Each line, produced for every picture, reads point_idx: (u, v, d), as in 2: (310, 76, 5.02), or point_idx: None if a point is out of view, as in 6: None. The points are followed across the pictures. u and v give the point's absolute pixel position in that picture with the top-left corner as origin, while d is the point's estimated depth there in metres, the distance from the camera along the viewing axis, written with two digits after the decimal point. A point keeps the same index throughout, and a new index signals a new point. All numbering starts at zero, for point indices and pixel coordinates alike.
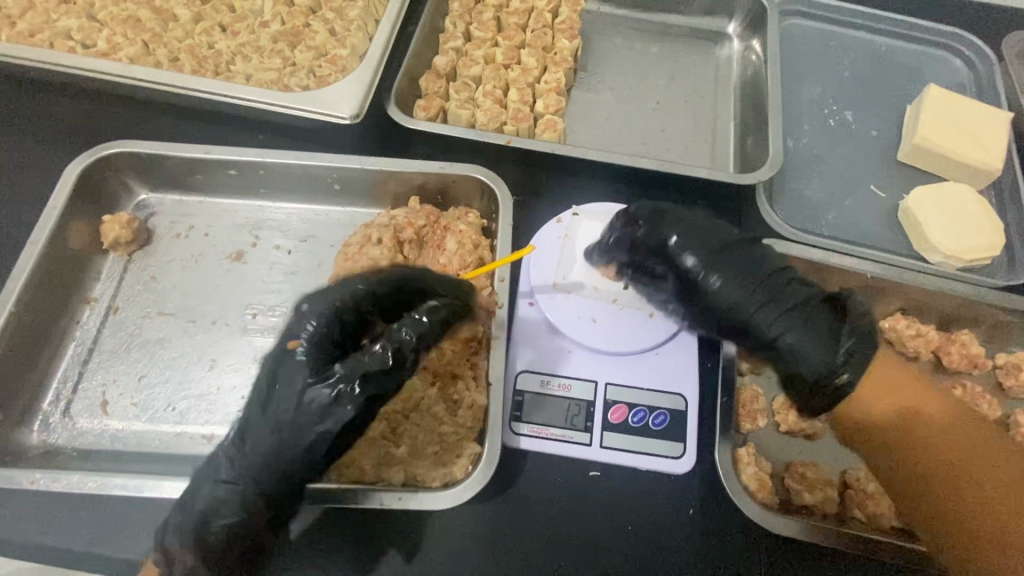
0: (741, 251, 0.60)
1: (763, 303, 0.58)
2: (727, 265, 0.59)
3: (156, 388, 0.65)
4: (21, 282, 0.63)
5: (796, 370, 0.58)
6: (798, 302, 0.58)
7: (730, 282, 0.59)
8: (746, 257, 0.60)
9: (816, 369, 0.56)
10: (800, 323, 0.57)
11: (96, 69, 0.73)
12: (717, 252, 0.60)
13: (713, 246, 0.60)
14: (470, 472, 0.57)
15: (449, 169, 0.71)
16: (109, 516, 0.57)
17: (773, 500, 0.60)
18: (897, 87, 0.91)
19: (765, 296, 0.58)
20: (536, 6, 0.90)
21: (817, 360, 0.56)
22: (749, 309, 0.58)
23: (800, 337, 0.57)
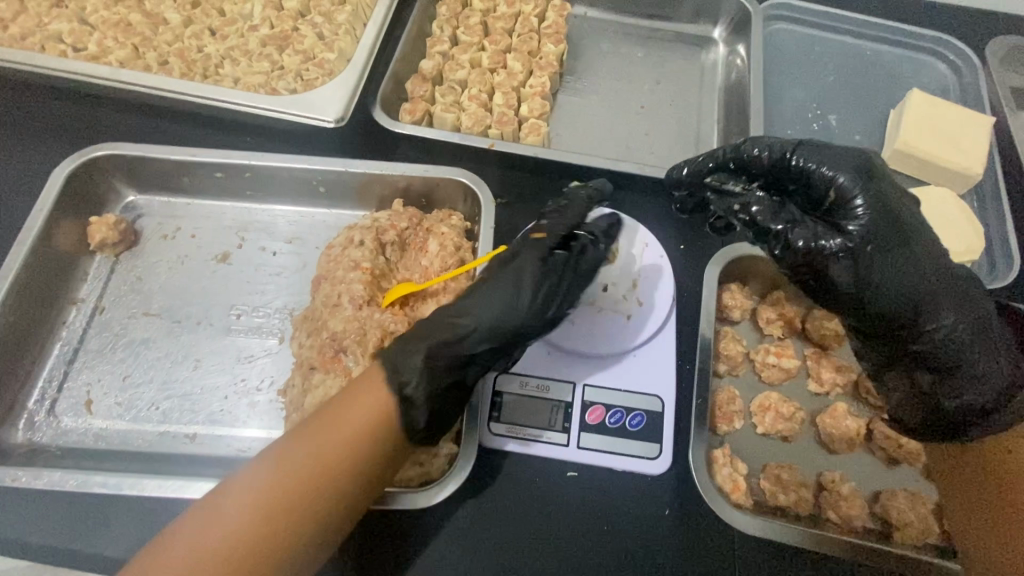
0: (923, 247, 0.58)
1: (931, 290, 0.56)
2: (894, 248, 0.57)
3: (141, 388, 0.66)
4: (7, 282, 0.64)
5: (969, 390, 0.55)
6: (974, 302, 0.56)
7: (896, 263, 0.57)
8: (924, 259, 0.57)
9: (983, 376, 0.55)
10: (968, 323, 0.55)
11: (90, 74, 0.76)
12: (884, 231, 0.57)
13: (889, 218, 0.58)
14: (447, 471, 0.60)
15: (432, 172, 0.72)
16: (89, 513, 0.57)
17: (747, 501, 0.60)
18: (881, 92, 0.92)
19: (931, 285, 0.56)
20: (523, 11, 0.91)
21: (989, 369, 0.55)
22: (910, 290, 0.56)
23: (968, 335, 0.55)
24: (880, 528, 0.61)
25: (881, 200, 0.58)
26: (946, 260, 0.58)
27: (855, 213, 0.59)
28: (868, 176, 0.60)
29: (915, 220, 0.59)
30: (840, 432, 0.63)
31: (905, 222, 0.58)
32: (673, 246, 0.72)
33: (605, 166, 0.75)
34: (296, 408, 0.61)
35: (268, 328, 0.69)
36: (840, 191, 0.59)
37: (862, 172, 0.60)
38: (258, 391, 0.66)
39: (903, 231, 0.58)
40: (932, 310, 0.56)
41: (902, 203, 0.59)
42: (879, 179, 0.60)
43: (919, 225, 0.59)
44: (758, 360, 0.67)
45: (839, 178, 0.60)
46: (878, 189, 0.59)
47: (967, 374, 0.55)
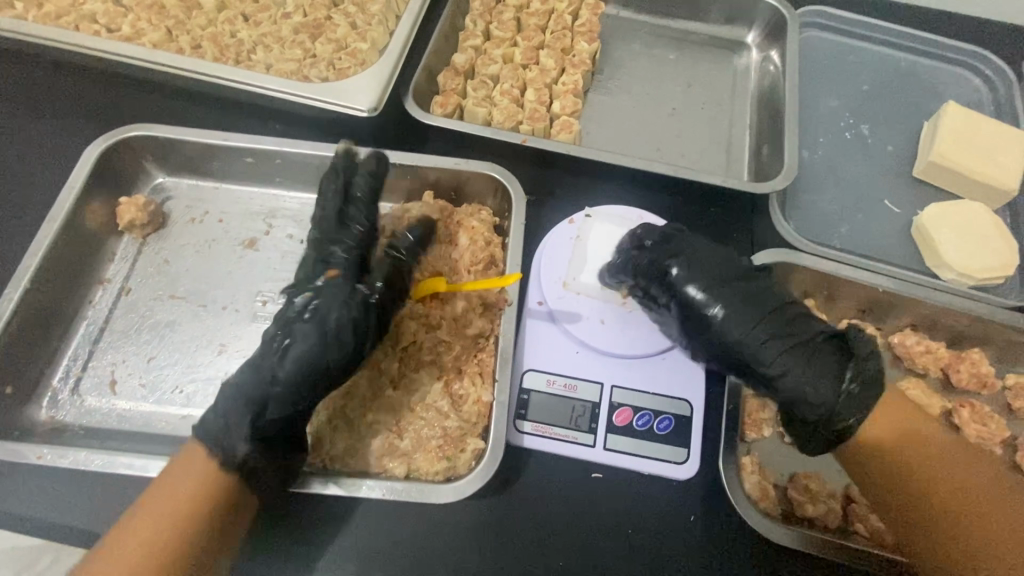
0: (752, 285, 0.60)
1: (760, 344, 0.57)
2: (737, 295, 0.59)
3: (165, 370, 0.65)
4: (39, 255, 0.64)
5: (811, 407, 0.55)
6: (801, 334, 0.57)
7: (736, 327, 0.57)
8: (753, 292, 0.59)
9: (818, 409, 0.54)
10: (797, 364, 0.56)
11: (119, 53, 0.74)
12: (718, 283, 0.59)
13: (713, 285, 0.59)
14: (473, 467, 0.56)
15: (463, 165, 0.71)
16: (118, 494, 0.58)
17: (774, 509, 0.59)
18: (915, 104, 0.91)
19: (763, 338, 0.57)
20: (557, 8, 0.90)
21: (821, 403, 0.54)
22: (748, 348, 0.57)
23: (801, 377, 0.55)
24: None
25: (699, 274, 0.60)
26: (774, 303, 0.59)
27: (681, 290, 0.60)
28: (675, 252, 0.62)
29: (740, 275, 0.61)
30: None
31: (730, 281, 0.60)
32: None
33: (639, 166, 0.72)
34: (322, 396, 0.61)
35: None
36: (664, 275, 0.61)
37: (678, 250, 0.62)
38: None
39: (732, 281, 0.60)
40: (768, 364, 0.56)
41: (728, 262, 0.61)
42: (697, 250, 0.62)
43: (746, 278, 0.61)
44: None
45: (667, 264, 0.61)
46: (696, 261, 0.61)
47: (810, 413, 0.55)
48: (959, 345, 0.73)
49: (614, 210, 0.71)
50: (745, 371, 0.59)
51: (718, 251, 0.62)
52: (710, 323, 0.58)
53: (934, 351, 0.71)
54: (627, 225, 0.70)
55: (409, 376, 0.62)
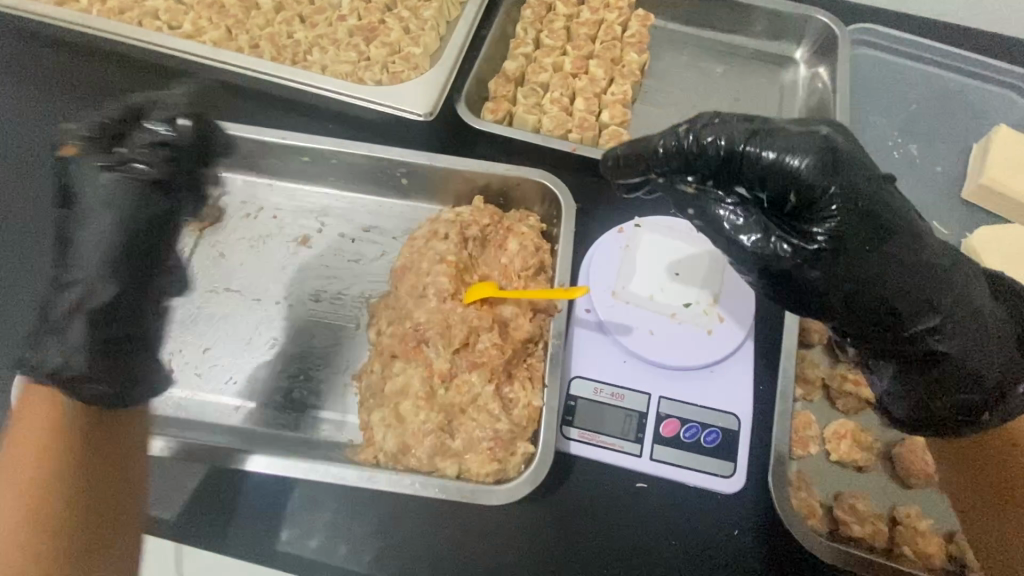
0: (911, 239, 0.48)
1: (942, 282, 0.48)
2: (873, 239, 0.48)
3: (221, 361, 0.67)
4: None
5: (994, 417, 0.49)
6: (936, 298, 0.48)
7: (868, 251, 0.47)
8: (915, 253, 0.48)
9: (995, 369, 0.48)
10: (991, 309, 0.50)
11: (190, 53, 0.77)
12: (864, 223, 0.47)
13: (884, 202, 0.48)
14: (524, 471, 0.58)
15: (515, 172, 0.72)
16: (178, 479, 0.60)
17: (819, 527, 0.60)
18: (964, 125, 0.90)
19: (922, 272, 0.48)
20: (607, 19, 0.91)
21: (993, 363, 0.48)
22: (910, 278, 0.48)
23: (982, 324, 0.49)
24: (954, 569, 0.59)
25: (875, 190, 0.48)
26: (899, 217, 0.48)
27: (834, 205, 0.47)
28: (838, 162, 0.48)
29: (891, 190, 0.49)
30: (919, 468, 0.62)
31: (880, 195, 0.48)
32: None
33: None
34: (374, 394, 0.62)
35: (345, 314, 0.70)
36: (851, 189, 0.47)
37: (847, 157, 0.48)
38: (333, 373, 0.67)
39: (871, 222, 0.47)
40: (931, 306, 0.48)
41: (864, 172, 0.48)
42: (852, 160, 0.48)
43: (882, 186, 0.48)
44: (835, 387, 0.66)
45: (808, 157, 0.47)
46: (850, 168, 0.48)
47: (981, 373, 0.48)
48: None
49: (663, 221, 0.72)
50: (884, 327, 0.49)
51: (870, 168, 0.49)
52: (808, 253, 0.48)
53: None
54: (676, 236, 0.71)
55: (461, 377, 0.60)
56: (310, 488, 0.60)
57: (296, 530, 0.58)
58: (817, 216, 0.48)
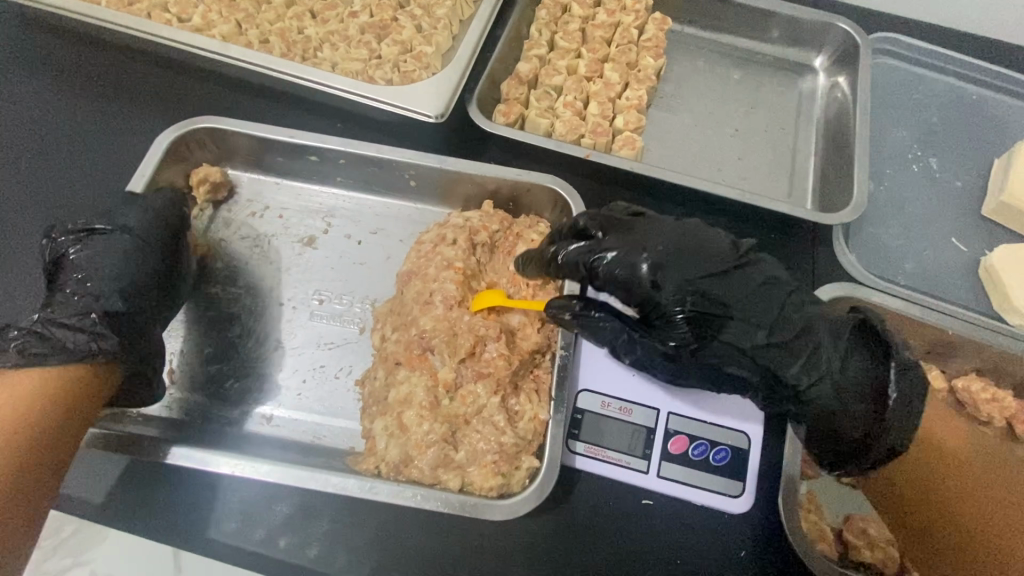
0: (749, 312, 0.52)
1: (793, 353, 0.53)
2: (721, 329, 0.52)
3: (221, 363, 0.66)
4: None
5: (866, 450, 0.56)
6: (795, 362, 0.53)
7: (720, 345, 0.52)
8: (764, 322, 0.52)
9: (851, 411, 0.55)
10: (840, 365, 0.55)
11: (198, 46, 0.75)
12: (706, 319, 0.52)
13: (733, 289, 0.52)
14: (528, 485, 0.57)
15: (525, 176, 0.70)
16: (177, 482, 0.59)
17: (830, 552, 0.58)
18: (984, 139, 0.88)
19: (778, 349, 0.53)
20: (623, 21, 0.89)
21: (850, 412, 0.55)
22: (765, 356, 0.53)
23: (830, 376, 0.55)
24: None
25: (702, 284, 0.52)
26: (749, 302, 0.53)
27: (677, 312, 0.51)
28: (663, 270, 0.51)
29: (732, 278, 0.53)
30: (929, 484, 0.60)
31: (710, 289, 0.52)
32: None
33: (702, 188, 0.71)
34: (376, 401, 0.61)
35: (349, 317, 0.69)
36: (678, 293, 0.51)
37: (671, 265, 0.52)
38: (336, 378, 0.66)
39: (709, 312, 0.52)
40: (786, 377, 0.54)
41: (687, 269, 0.52)
42: (672, 261, 0.52)
43: (713, 276, 0.52)
44: None
45: (637, 268, 0.51)
46: (676, 272, 0.52)
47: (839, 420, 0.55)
48: None
49: None
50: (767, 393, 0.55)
51: (696, 257, 0.53)
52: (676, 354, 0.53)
53: (1001, 400, 0.68)
54: None
55: (466, 388, 0.59)
56: (310, 497, 0.59)
57: (294, 539, 0.57)
58: (670, 322, 0.51)
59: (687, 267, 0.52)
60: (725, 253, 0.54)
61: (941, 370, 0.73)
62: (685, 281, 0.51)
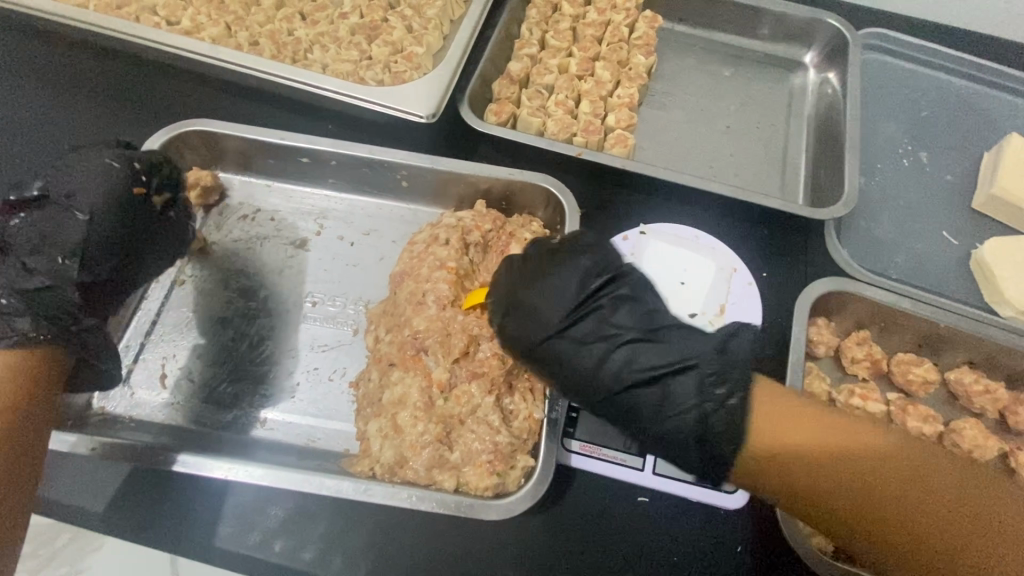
0: (575, 360, 0.54)
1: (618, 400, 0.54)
2: (551, 376, 0.55)
3: (215, 368, 0.66)
4: None
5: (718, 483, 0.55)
6: (617, 405, 0.54)
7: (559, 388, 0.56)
8: (587, 370, 0.54)
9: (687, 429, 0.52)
10: (679, 411, 0.52)
11: (187, 48, 0.74)
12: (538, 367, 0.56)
13: (569, 324, 0.54)
14: (524, 484, 0.56)
15: (518, 176, 0.70)
16: (168, 488, 0.58)
17: (827, 546, 0.58)
18: (975, 133, 0.88)
19: (593, 394, 0.54)
20: (613, 20, 0.89)
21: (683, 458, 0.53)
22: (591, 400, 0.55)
23: (653, 424, 0.53)
24: None
25: (533, 337, 0.55)
26: (583, 335, 0.54)
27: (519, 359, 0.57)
28: (504, 325, 0.56)
29: (558, 334, 0.54)
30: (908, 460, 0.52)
31: (536, 341, 0.55)
32: (756, 273, 0.74)
33: (694, 184, 0.71)
34: (371, 403, 0.61)
35: (342, 319, 0.69)
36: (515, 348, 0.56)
37: (529, 307, 0.55)
38: (330, 380, 0.65)
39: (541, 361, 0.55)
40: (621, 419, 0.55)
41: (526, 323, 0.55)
42: (514, 316, 0.56)
43: (545, 328, 0.54)
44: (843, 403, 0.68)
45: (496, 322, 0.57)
46: (518, 325, 0.55)
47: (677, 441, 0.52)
48: (1016, 386, 0.71)
49: (669, 229, 0.72)
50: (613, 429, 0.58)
51: (530, 311, 0.55)
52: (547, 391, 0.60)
53: (994, 392, 0.69)
54: (681, 244, 0.71)
55: (460, 388, 0.59)
56: (304, 499, 0.58)
57: (289, 542, 0.57)
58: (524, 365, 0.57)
59: (530, 318, 0.55)
60: (564, 283, 0.56)
61: (934, 364, 0.73)
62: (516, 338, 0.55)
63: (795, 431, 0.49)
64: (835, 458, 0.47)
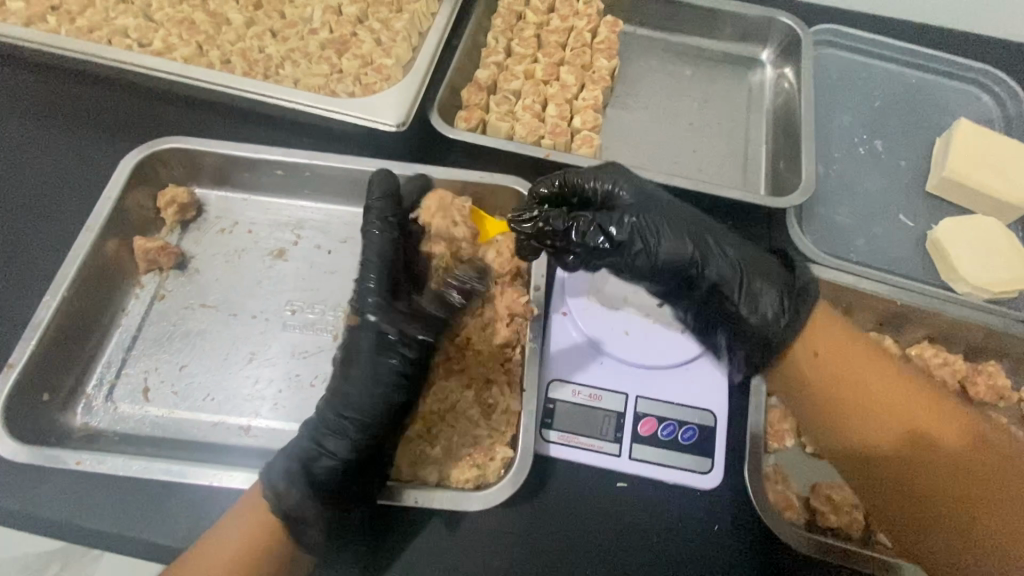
0: (672, 230, 0.63)
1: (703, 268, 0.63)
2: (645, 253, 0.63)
3: (197, 378, 0.67)
4: (95, 232, 0.68)
5: (773, 327, 0.64)
6: (710, 252, 0.64)
7: (649, 256, 0.63)
8: (669, 251, 0.63)
9: (767, 323, 0.64)
10: (751, 258, 0.66)
11: (157, 68, 0.76)
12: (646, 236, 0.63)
13: (681, 232, 0.63)
14: (503, 475, 0.58)
15: (488, 179, 0.72)
16: (151, 499, 0.59)
17: (798, 518, 0.61)
18: (926, 120, 0.92)
19: (694, 256, 0.63)
20: (576, 26, 0.92)
21: (759, 283, 0.64)
22: (672, 267, 0.63)
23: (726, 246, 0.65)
24: None
25: (648, 222, 0.63)
26: (690, 223, 0.65)
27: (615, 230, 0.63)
28: (630, 209, 0.63)
29: (659, 198, 0.65)
30: None
31: (644, 232, 0.62)
32: None
33: (658, 179, 0.74)
34: None
35: (322, 325, 0.70)
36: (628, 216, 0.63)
37: (647, 218, 0.63)
38: (311, 386, 0.67)
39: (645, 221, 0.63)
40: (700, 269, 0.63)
41: (651, 195, 0.65)
42: (643, 199, 0.64)
43: (658, 202, 0.64)
44: None
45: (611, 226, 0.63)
46: (636, 215, 0.63)
47: (756, 329, 0.64)
48: (974, 357, 0.74)
49: None
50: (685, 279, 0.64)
51: (646, 197, 0.64)
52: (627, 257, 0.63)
53: (953, 364, 0.72)
54: None
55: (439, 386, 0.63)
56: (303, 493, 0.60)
57: None
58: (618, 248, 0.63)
59: (656, 204, 0.64)
60: (685, 207, 0.67)
61: (896, 341, 0.76)
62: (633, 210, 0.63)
63: (840, 360, 0.62)
64: (852, 382, 0.61)
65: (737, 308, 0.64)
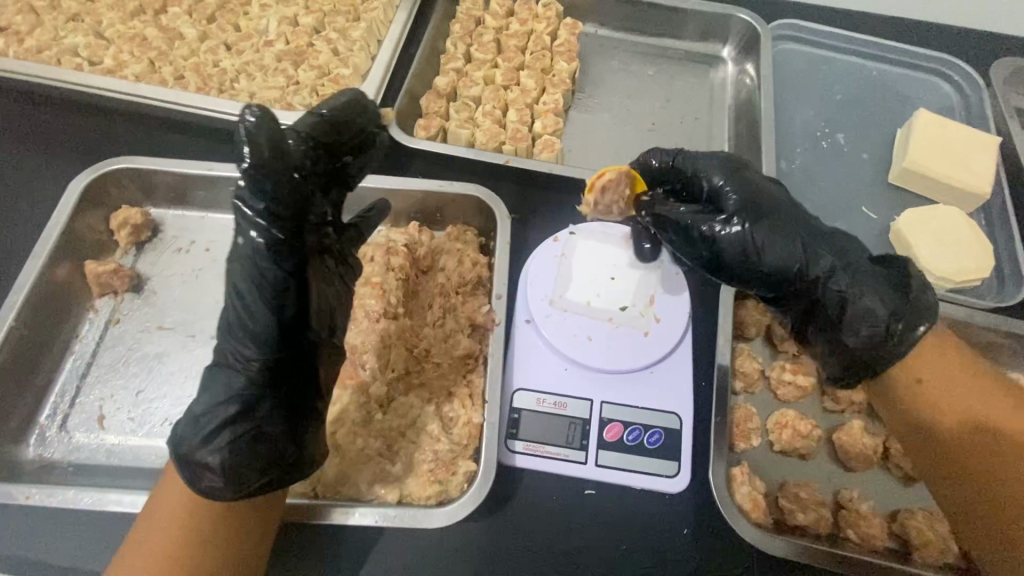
0: (777, 227, 0.57)
1: (790, 272, 0.56)
2: (747, 247, 0.56)
3: (154, 404, 0.65)
4: (42, 260, 0.67)
5: (871, 338, 0.53)
6: (822, 257, 0.56)
7: (743, 250, 0.56)
8: (775, 251, 0.56)
9: (870, 342, 0.54)
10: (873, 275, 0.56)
11: (114, 89, 0.77)
12: (753, 227, 0.56)
13: (786, 241, 0.56)
14: (466, 489, 0.57)
15: (447, 188, 0.71)
16: (106, 531, 0.57)
17: (766, 520, 0.60)
18: (886, 111, 0.93)
19: (799, 258, 0.56)
20: (536, 29, 0.92)
21: (874, 296, 0.55)
22: (763, 268, 0.56)
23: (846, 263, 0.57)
24: (897, 547, 0.61)
25: (763, 217, 0.57)
26: (816, 234, 0.58)
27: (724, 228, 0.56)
28: (747, 207, 0.58)
29: (783, 207, 0.59)
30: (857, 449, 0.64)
31: (752, 230, 0.56)
32: None
33: None
34: None
35: None
36: (737, 207, 0.58)
37: (757, 227, 0.56)
38: None
39: (754, 216, 0.57)
40: (801, 275, 0.56)
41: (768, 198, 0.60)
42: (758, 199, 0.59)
43: (779, 207, 0.59)
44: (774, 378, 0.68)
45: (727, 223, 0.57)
46: (753, 213, 0.57)
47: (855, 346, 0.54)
48: None
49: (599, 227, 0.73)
50: (774, 285, 0.57)
51: (781, 200, 0.60)
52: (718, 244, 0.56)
53: None
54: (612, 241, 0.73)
55: (400, 401, 0.63)
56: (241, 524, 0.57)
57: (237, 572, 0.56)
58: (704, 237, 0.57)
59: (779, 207, 0.59)
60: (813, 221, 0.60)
61: None
62: (741, 206, 0.58)
63: (957, 376, 0.54)
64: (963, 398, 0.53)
65: (841, 305, 0.55)
